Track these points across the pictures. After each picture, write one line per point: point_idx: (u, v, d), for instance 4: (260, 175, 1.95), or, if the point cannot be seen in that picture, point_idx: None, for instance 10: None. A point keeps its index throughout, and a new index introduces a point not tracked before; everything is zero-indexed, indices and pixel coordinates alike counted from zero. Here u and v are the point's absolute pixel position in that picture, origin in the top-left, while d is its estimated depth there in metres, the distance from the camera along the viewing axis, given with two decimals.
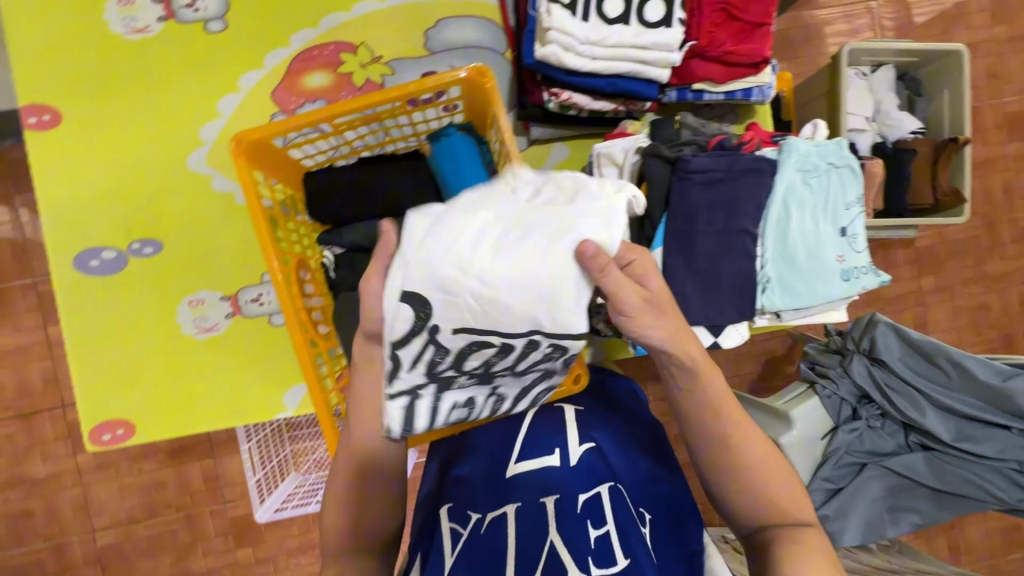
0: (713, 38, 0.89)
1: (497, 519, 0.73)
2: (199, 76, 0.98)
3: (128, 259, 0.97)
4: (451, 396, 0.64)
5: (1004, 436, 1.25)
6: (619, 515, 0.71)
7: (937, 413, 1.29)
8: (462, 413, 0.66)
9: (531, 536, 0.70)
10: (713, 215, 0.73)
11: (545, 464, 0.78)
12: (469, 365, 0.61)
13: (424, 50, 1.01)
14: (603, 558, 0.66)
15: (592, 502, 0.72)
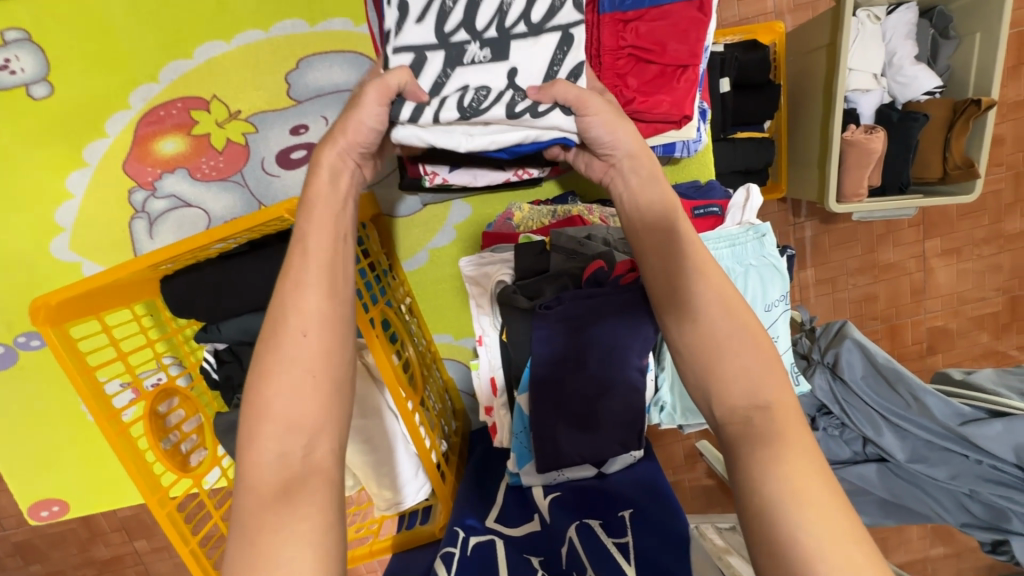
0: (620, 93, 0.71)
1: (485, 547, 0.66)
2: (39, 153, 0.86)
3: (18, 354, 0.94)
4: (461, 75, 0.58)
5: (962, 462, 1.06)
6: (596, 551, 0.62)
7: (894, 432, 1.11)
8: (471, 96, 0.56)
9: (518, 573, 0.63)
10: (586, 359, 0.64)
11: (527, 531, 0.70)
12: (473, 49, 0.58)
13: (288, 100, 0.85)
14: None
15: (571, 553, 0.63)
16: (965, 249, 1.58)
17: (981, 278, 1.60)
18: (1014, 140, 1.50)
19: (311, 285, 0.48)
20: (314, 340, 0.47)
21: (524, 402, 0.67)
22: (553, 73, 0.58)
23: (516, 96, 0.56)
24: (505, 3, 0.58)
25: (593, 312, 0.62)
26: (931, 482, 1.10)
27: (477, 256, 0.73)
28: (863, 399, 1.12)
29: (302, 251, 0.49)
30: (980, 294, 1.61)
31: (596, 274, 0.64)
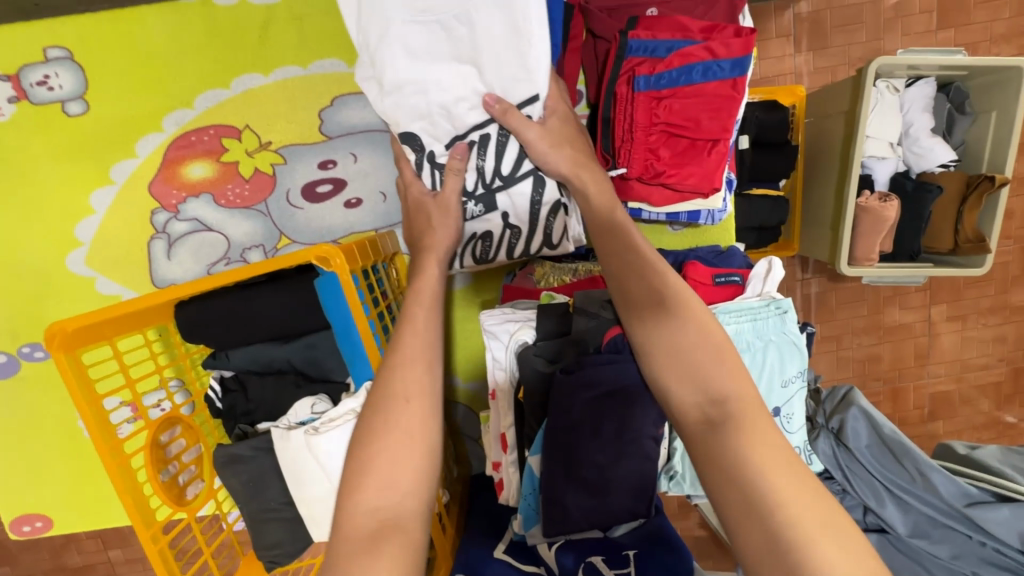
0: (650, 166, 0.72)
1: None
2: (66, 166, 0.86)
3: (20, 363, 0.93)
4: (469, 228, 0.68)
5: (965, 542, 1.04)
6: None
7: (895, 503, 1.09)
8: (482, 244, 0.69)
9: None
10: (601, 427, 0.63)
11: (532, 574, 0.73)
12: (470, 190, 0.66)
13: (319, 134, 0.86)
14: None
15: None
16: (970, 317, 1.58)
17: (985, 347, 1.60)
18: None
19: (417, 358, 0.51)
20: (415, 407, 0.48)
21: (535, 463, 0.66)
22: (535, 211, 0.67)
23: (514, 237, 0.68)
24: (481, 168, 0.64)
25: (613, 381, 0.61)
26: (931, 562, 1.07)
27: (496, 312, 0.72)
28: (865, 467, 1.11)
29: (411, 329, 0.53)
30: (983, 362, 1.61)
31: (614, 341, 0.62)
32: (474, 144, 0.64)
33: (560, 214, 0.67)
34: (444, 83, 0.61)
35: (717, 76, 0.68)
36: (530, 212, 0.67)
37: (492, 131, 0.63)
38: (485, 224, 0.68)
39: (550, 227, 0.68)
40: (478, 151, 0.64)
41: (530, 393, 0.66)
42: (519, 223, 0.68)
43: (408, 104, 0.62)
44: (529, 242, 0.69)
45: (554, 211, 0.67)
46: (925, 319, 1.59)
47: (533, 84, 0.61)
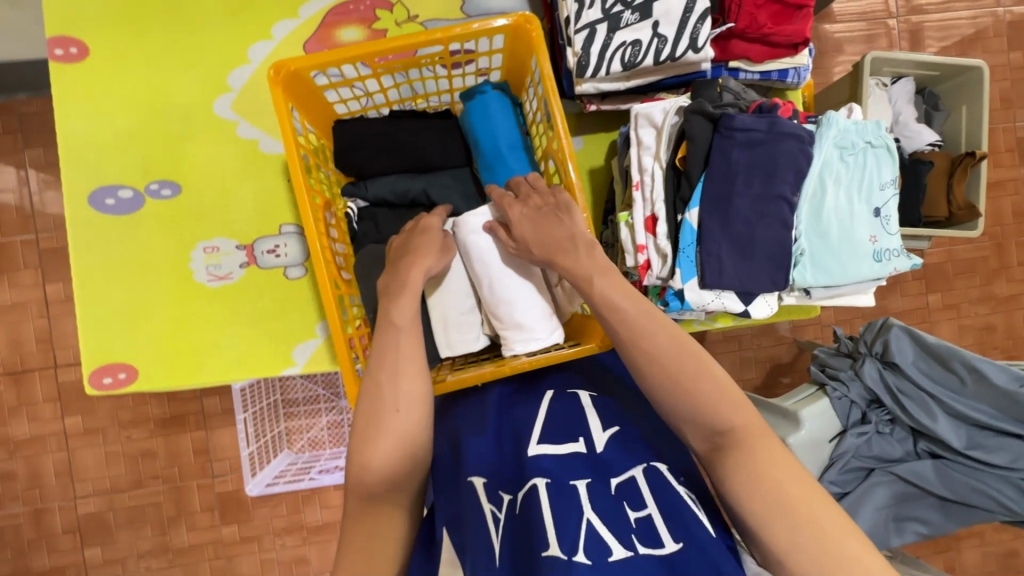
0: (755, 20, 0.88)
1: (528, 495, 0.60)
2: (230, 21, 0.96)
3: (144, 201, 0.96)
4: (621, 36, 0.81)
5: (1015, 445, 1.25)
6: (665, 502, 0.60)
7: (949, 420, 1.29)
8: (631, 51, 0.81)
9: (568, 513, 0.58)
10: (752, 179, 0.72)
11: (570, 450, 0.64)
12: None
13: (459, 13, 1.00)
14: (650, 540, 0.57)
15: (629, 485, 0.61)
16: (962, 305, 1.94)
17: (976, 334, 1.95)
18: (992, 216, 1.94)
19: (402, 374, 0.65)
20: (405, 414, 0.63)
21: (694, 216, 0.73)
22: (684, 19, 0.80)
23: (661, 44, 0.81)
24: None
25: (765, 128, 0.71)
26: (990, 471, 1.27)
27: (645, 102, 0.79)
28: (916, 384, 1.31)
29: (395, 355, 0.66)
30: (971, 342, 1.94)
31: (760, 105, 0.74)
32: None
33: (707, 19, 0.80)
34: None
35: None
36: (681, 20, 0.80)
37: None
38: (635, 33, 0.81)
39: (695, 36, 0.80)
40: None
41: (688, 152, 0.74)
42: (667, 34, 0.81)
43: None
44: (675, 46, 0.80)
45: (702, 19, 0.81)
46: (921, 306, 1.93)
47: None
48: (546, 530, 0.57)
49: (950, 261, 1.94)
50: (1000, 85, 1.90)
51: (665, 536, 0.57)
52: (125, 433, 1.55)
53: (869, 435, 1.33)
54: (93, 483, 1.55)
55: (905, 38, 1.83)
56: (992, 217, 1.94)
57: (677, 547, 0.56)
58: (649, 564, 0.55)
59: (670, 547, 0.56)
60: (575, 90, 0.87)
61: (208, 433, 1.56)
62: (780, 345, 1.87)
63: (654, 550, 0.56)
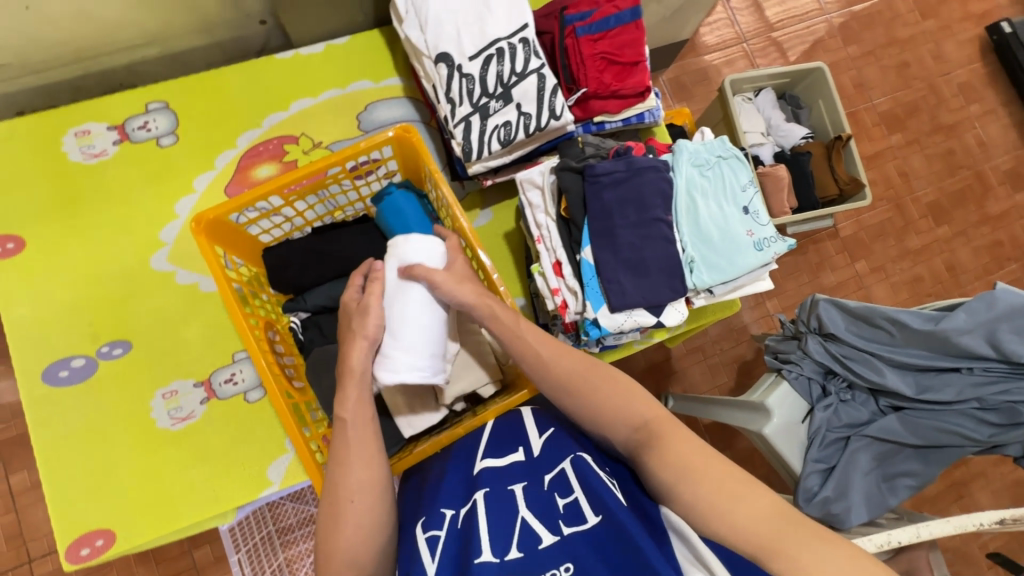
0: (602, 82, 1.05)
1: (468, 509, 0.65)
2: (156, 186, 1.07)
3: (98, 364, 1.00)
4: (493, 121, 0.95)
5: (958, 378, 1.34)
6: (590, 482, 0.62)
7: (894, 371, 1.38)
8: (504, 130, 0.95)
9: (502, 517, 0.62)
10: (627, 210, 0.83)
11: (510, 460, 0.70)
12: (492, 89, 0.95)
13: (357, 131, 1.15)
14: (577, 521, 0.59)
15: (559, 478, 0.65)
16: (887, 265, 2.11)
17: (909, 286, 2.10)
18: (883, 182, 2.15)
19: (355, 460, 0.69)
20: (359, 502, 0.67)
21: (589, 252, 0.83)
22: (540, 96, 0.94)
23: (526, 119, 0.94)
24: (499, 73, 0.95)
25: (623, 167, 0.84)
26: (947, 408, 1.34)
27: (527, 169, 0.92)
28: (856, 346, 1.42)
29: (345, 442, 0.70)
30: (907, 296, 2.09)
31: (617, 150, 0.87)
32: (494, 57, 0.94)
33: (558, 92, 0.95)
34: (469, 22, 0.95)
35: (625, 21, 1.05)
36: (537, 97, 0.95)
37: (505, 46, 0.94)
38: (503, 116, 0.95)
39: (553, 106, 0.94)
40: (497, 60, 0.94)
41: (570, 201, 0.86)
42: (530, 110, 0.95)
43: (445, 37, 0.95)
44: (539, 118, 0.94)
45: (554, 93, 0.95)
46: (852, 275, 2.09)
47: (525, 19, 0.96)
48: (481, 536, 0.60)
49: (863, 229, 2.13)
50: (849, 74, 2.19)
51: (588, 512, 0.60)
52: None
53: (833, 405, 1.40)
54: None
55: (758, 57, 2.12)
56: (884, 182, 2.16)
57: (597, 519, 0.58)
58: (573, 543, 0.57)
59: (591, 521, 0.58)
60: (469, 172, 1.00)
61: None
62: (741, 344, 1.98)
63: (579, 528, 0.58)
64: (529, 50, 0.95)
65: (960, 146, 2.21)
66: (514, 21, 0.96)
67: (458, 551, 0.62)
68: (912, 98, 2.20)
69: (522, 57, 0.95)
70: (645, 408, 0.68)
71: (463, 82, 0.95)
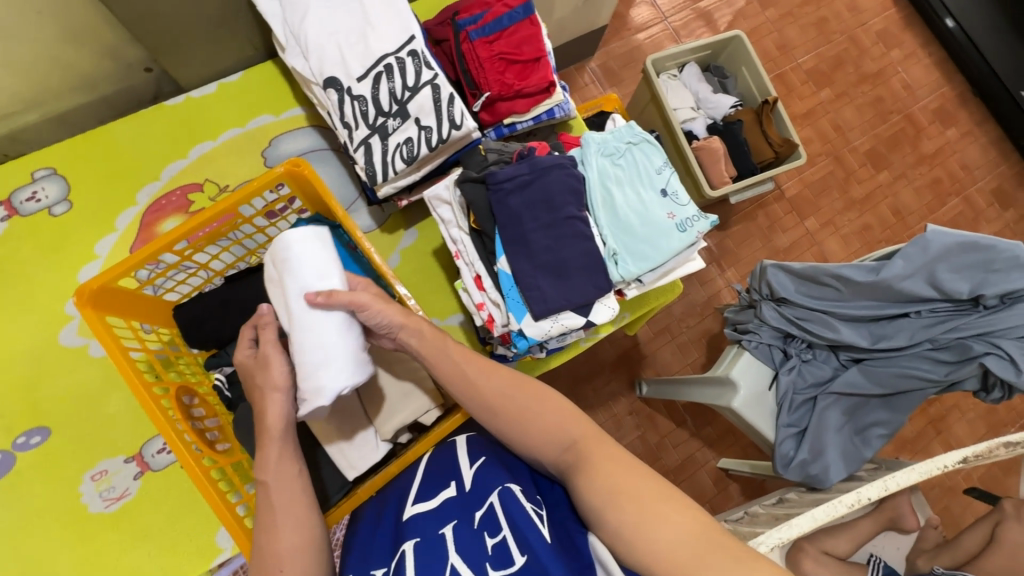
0: (504, 84, 1.02)
1: (396, 563, 0.60)
2: (55, 258, 1.01)
3: (16, 457, 0.94)
4: (394, 140, 0.92)
5: (908, 322, 1.35)
6: (516, 517, 0.60)
7: (848, 325, 1.40)
8: (406, 148, 0.92)
9: (431, 567, 0.58)
10: (537, 213, 0.80)
11: (441, 500, 0.66)
12: (387, 107, 0.91)
13: (265, 168, 1.10)
14: (505, 565, 0.56)
15: (489, 514, 0.62)
16: (835, 219, 2.13)
17: (859, 236, 2.13)
18: (819, 138, 2.18)
19: (287, 522, 0.65)
20: (289, 571, 0.62)
21: (505, 262, 0.81)
22: (437, 107, 0.91)
23: (427, 133, 0.91)
24: (392, 89, 0.91)
25: (526, 169, 0.81)
26: (903, 354, 1.36)
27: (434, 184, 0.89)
28: (808, 306, 1.42)
29: (271, 507, 0.66)
30: (859, 246, 2.12)
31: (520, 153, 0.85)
32: (383, 74, 0.91)
33: (455, 100, 0.91)
34: (352, 42, 0.92)
35: (518, 18, 1.03)
36: (435, 109, 0.91)
37: (393, 61, 0.91)
38: (403, 133, 0.92)
39: (452, 115, 0.91)
40: (388, 77, 0.91)
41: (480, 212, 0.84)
42: (429, 123, 0.91)
43: (330, 60, 0.91)
44: (440, 130, 0.91)
45: (452, 101, 0.92)
46: (803, 233, 2.11)
47: (411, 29, 0.92)
48: None
49: (807, 187, 2.15)
50: (770, 38, 2.21)
51: (516, 553, 0.57)
52: None
53: (795, 368, 1.41)
54: None
55: (679, 32, 2.13)
56: (821, 138, 2.19)
57: (524, 560, 0.55)
58: None
59: (518, 562, 0.56)
60: (379, 195, 0.97)
61: None
62: (705, 318, 1.98)
63: (507, 571, 0.55)
64: (418, 62, 0.91)
65: (888, 92, 2.24)
66: (399, 33, 0.92)
67: None
68: (834, 52, 2.24)
69: (412, 69, 0.91)
70: (574, 426, 0.65)
71: (357, 104, 0.91)
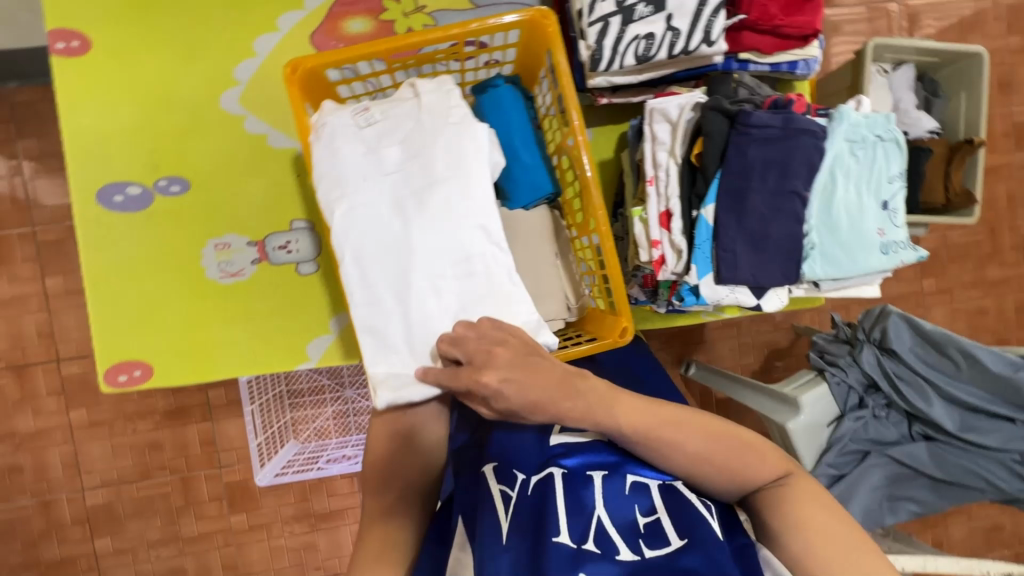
0: (766, 12, 0.88)
1: (544, 480, 0.70)
2: (237, 13, 0.95)
3: (154, 198, 0.95)
4: (633, 30, 0.81)
5: (1006, 427, 1.29)
6: (673, 508, 0.68)
7: (943, 403, 1.33)
8: (644, 44, 0.81)
9: (579, 505, 0.67)
10: (767, 174, 0.72)
11: (590, 439, 0.74)
12: None
13: (468, 3, 0.98)
14: (658, 542, 0.65)
15: (641, 486, 0.70)
16: (955, 290, 1.98)
17: (969, 317, 1.99)
18: (986, 202, 1.96)
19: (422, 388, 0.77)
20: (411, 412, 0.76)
21: (710, 211, 0.75)
22: (697, 12, 0.80)
23: (675, 37, 0.81)
24: None
25: (780, 123, 0.72)
26: (982, 452, 1.31)
27: (661, 97, 0.79)
28: (912, 369, 1.34)
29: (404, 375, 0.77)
30: (963, 326, 1.98)
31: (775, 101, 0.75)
32: None
33: (720, 12, 0.80)
34: None
35: None
36: (693, 14, 0.80)
37: None
38: (649, 25, 0.81)
39: (708, 29, 0.81)
40: None
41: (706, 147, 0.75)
42: (681, 27, 0.81)
43: None
44: (688, 40, 0.81)
45: (715, 12, 0.80)
46: (915, 291, 1.98)
47: None
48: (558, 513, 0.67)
49: (945, 247, 1.97)
50: (998, 70, 1.91)
51: (671, 535, 0.66)
52: (131, 425, 1.56)
53: (865, 419, 1.35)
54: (100, 475, 1.56)
55: (907, 22, 1.83)
56: (988, 203, 1.97)
57: (682, 543, 0.65)
58: (655, 564, 0.63)
59: (674, 544, 0.65)
60: (587, 84, 0.87)
61: (216, 424, 1.57)
62: (777, 329, 1.91)
63: (661, 550, 0.65)
64: None
65: None
66: None
67: (529, 520, 0.67)
68: None
69: None
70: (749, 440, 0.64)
71: None
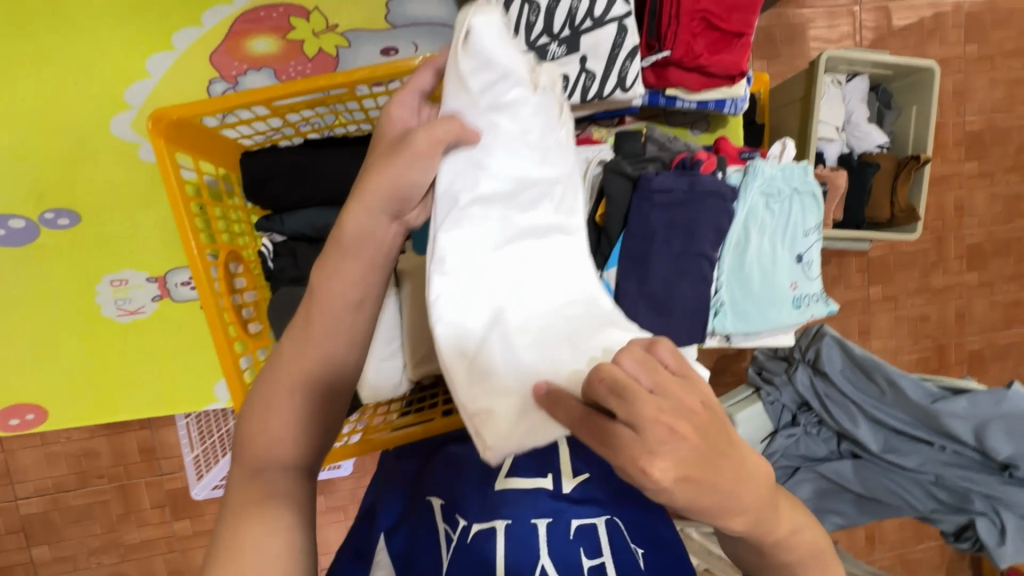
0: (691, 49, 0.85)
1: (486, 532, 0.63)
2: (126, 28, 0.86)
3: (40, 231, 0.88)
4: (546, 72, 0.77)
5: (928, 451, 1.27)
6: (618, 548, 0.64)
7: (868, 424, 1.34)
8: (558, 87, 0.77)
9: (522, 556, 0.62)
10: (671, 238, 0.71)
11: (537, 486, 0.67)
12: (558, 29, 0.75)
13: (384, 22, 0.92)
14: None
15: (588, 530, 0.64)
16: (902, 297, 2.00)
17: (915, 323, 2.02)
18: (936, 211, 1.97)
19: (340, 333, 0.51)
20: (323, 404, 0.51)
21: (613, 274, 0.73)
22: (612, 56, 0.76)
23: (588, 81, 0.76)
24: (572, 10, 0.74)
25: (683, 187, 0.70)
26: (903, 473, 1.31)
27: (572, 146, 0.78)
28: (841, 390, 1.36)
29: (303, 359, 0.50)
30: (908, 333, 2.01)
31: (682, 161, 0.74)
32: None
33: (636, 57, 0.76)
34: None
35: None
36: (608, 57, 0.76)
37: None
38: (562, 67, 0.76)
39: (624, 74, 0.76)
40: None
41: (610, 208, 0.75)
42: (595, 70, 0.76)
43: None
44: (603, 85, 0.77)
45: (631, 56, 0.76)
46: (862, 298, 1.99)
47: None
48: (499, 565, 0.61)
49: (894, 255, 1.98)
50: (953, 78, 1.89)
51: None
52: None
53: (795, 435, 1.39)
54: None
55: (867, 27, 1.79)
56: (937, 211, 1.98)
57: None
58: None
59: None
60: None
61: None
62: None
63: None
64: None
65: None
66: None
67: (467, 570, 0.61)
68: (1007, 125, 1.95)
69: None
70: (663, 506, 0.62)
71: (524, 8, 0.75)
